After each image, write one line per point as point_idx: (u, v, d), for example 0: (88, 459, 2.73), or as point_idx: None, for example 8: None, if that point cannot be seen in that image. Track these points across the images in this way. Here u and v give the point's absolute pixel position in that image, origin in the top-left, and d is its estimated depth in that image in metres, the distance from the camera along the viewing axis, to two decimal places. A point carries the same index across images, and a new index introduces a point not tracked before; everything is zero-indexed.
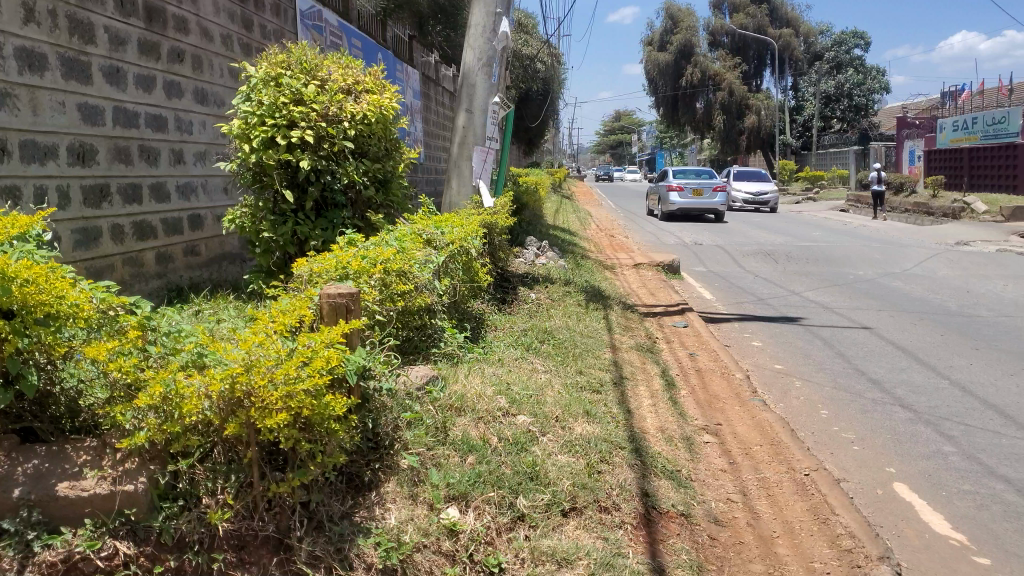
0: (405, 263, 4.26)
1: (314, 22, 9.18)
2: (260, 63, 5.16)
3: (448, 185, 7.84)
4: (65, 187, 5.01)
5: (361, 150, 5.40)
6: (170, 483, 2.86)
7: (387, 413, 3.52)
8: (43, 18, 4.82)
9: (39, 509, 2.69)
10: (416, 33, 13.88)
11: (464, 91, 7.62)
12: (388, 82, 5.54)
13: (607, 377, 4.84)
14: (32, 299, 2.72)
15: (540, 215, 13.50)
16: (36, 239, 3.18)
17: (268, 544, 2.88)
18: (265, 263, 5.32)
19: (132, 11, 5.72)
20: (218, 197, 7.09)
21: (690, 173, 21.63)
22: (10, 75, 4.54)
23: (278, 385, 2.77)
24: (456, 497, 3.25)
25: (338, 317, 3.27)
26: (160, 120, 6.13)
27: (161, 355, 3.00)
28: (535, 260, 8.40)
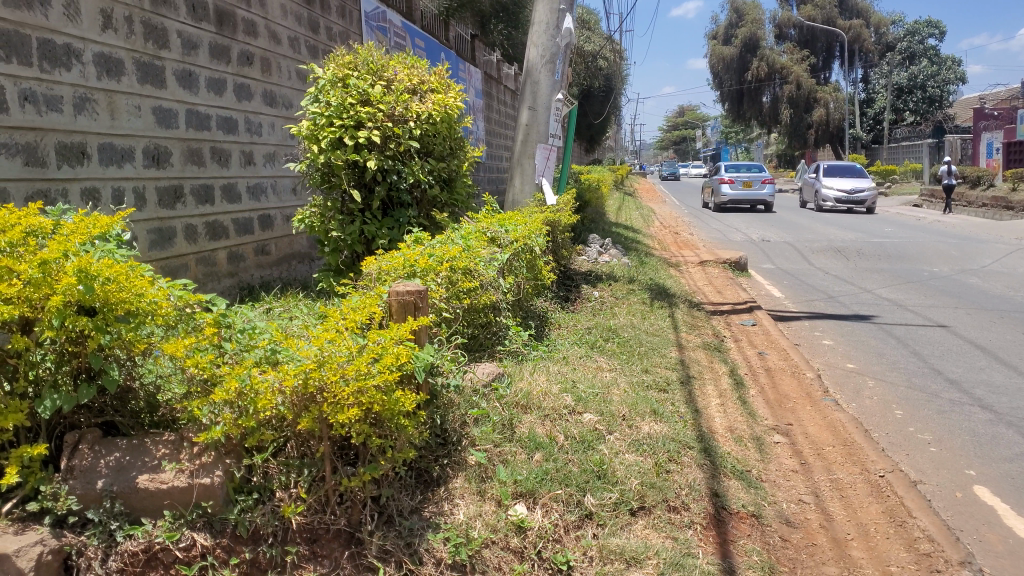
0: (470, 261, 4.27)
1: (379, 23, 9.28)
2: (328, 64, 5.22)
3: (511, 183, 7.85)
4: (141, 188, 5.15)
5: (426, 150, 5.44)
6: (245, 477, 2.93)
7: (454, 409, 3.55)
8: (120, 24, 4.97)
9: (121, 500, 2.78)
10: (477, 33, 13.93)
11: (528, 88, 7.61)
12: (453, 81, 5.56)
13: (673, 377, 4.78)
14: (114, 297, 2.81)
15: (603, 212, 13.42)
16: (116, 239, 3.26)
17: (340, 538, 2.94)
18: (333, 262, 5.40)
19: (204, 16, 5.86)
20: (287, 197, 7.23)
21: (743, 168, 22.39)
22: (90, 80, 4.69)
23: (349, 380, 2.82)
24: (524, 494, 3.25)
25: (407, 314, 3.30)
26: (231, 122, 6.28)
27: (236, 352, 3.07)
28: (598, 257, 8.36)
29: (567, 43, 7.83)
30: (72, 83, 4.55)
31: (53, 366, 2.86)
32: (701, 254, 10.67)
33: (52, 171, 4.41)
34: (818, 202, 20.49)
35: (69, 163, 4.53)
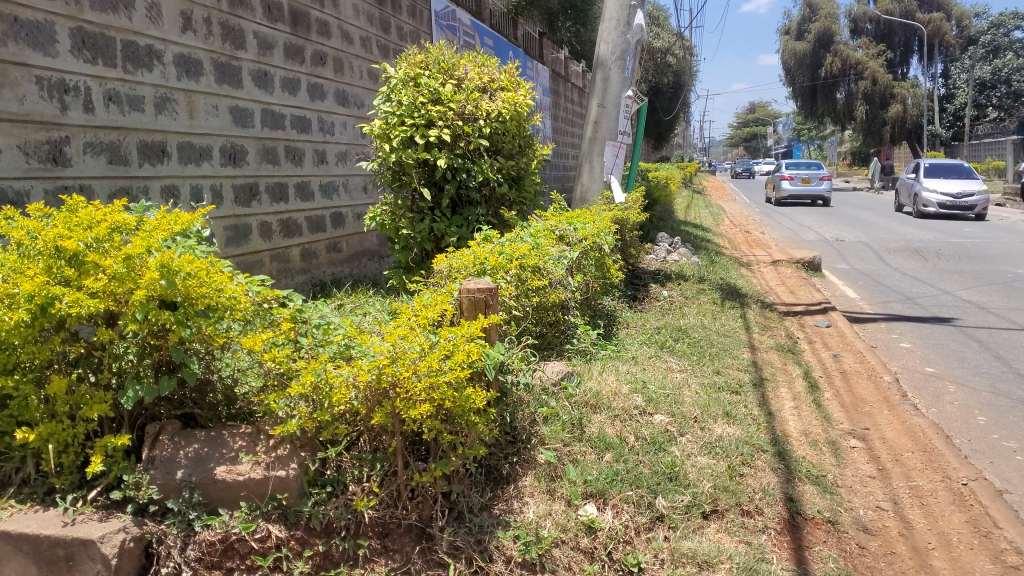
0: (539, 259, 4.26)
1: (448, 22, 9.33)
2: (400, 64, 5.27)
3: (579, 180, 7.82)
4: (218, 187, 5.28)
5: (496, 148, 5.43)
6: (319, 470, 2.97)
7: (523, 408, 3.55)
8: (199, 25, 5.08)
9: (200, 491, 2.85)
10: (545, 31, 13.93)
11: (597, 85, 7.55)
12: (523, 79, 5.55)
13: (746, 379, 4.70)
14: (194, 292, 2.89)
15: (671, 210, 13.29)
16: (197, 235, 3.33)
17: (411, 533, 2.96)
18: (403, 259, 5.44)
19: (279, 17, 5.97)
20: (359, 195, 7.33)
21: (802, 165, 23.22)
22: (170, 81, 4.82)
23: (422, 376, 2.83)
24: (594, 495, 3.23)
25: (477, 312, 3.30)
26: (304, 122, 6.38)
27: (312, 347, 3.11)
28: (668, 256, 8.28)
29: (638, 39, 7.74)
30: (154, 84, 4.68)
31: (136, 359, 2.95)
32: (773, 254, 10.39)
33: (134, 169, 4.53)
34: (918, 206, 18.16)
35: (150, 161, 4.66)
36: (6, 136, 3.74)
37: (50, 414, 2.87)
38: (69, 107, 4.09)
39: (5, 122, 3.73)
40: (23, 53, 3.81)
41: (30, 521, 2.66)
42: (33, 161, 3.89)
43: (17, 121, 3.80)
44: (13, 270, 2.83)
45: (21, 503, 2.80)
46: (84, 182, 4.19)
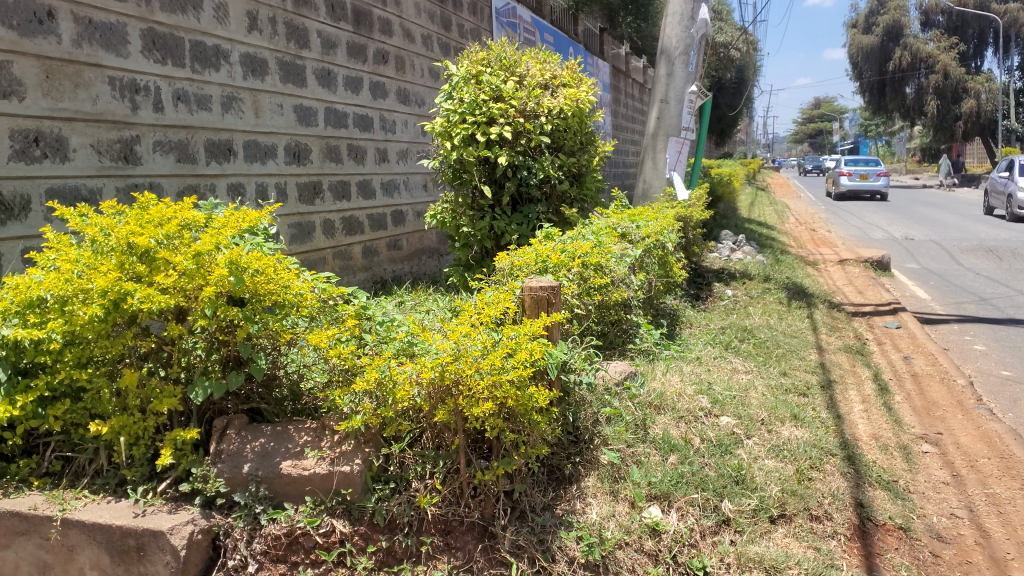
0: (602, 257, 4.21)
1: (509, 19, 9.34)
2: (462, 62, 5.28)
3: (641, 176, 7.75)
4: (283, 184, 5.36)
5: (557, 145, 5.39)
6: (382, 466, 3.00)
7: (586, 408, 3.51)
8: (265, 25, 5.15)
9: (266, 485, 2.88)
10: (605, 27, 13.86)
11: (660, 81, 7.46)
12: (585, 76, 5.51)
13: (814, 380, 4.58)
14: (262, 288, 2.95)
15: (734, 207, 13.09)
16: (264, 233, 3.37)
17: (473, 531, 2.95)
18: (464, 257, 5.46)
19: (342, 16, 6.02)
20: (419, 193, 7.36)
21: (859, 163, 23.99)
22: (236, 80, 4.90)
23: (484, 374, 2.82)
24: (658, 497, 3.19)
25: (540, 310, 3.24)
26: (367, 120, 6.44)
27: (376, 344, 3.14)
28: (731, 255, 8.15)
29: (702, 33, 7.64)
30: (221, 83, 4.76)
31: (204, 354, 3.01)
32: (841, 254, 10.04)
33: (202, 167, 4.62)
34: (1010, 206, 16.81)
35: (217, 160, 4.74)
36: (80, 135, 3.84)
37: (121, 407, 2.95)
38: (140, 107, 4.17)
39: (79, 122, 3.83)
40: (97, 54, 3.91)
41: (103, 512, 2.73)
42: (106, 159, 3.98)
43: (91, 120, 3.89)
44: (88, 266, 2.91)
45: (94, 493, 2.88)
46: (153, 180, 4.28)
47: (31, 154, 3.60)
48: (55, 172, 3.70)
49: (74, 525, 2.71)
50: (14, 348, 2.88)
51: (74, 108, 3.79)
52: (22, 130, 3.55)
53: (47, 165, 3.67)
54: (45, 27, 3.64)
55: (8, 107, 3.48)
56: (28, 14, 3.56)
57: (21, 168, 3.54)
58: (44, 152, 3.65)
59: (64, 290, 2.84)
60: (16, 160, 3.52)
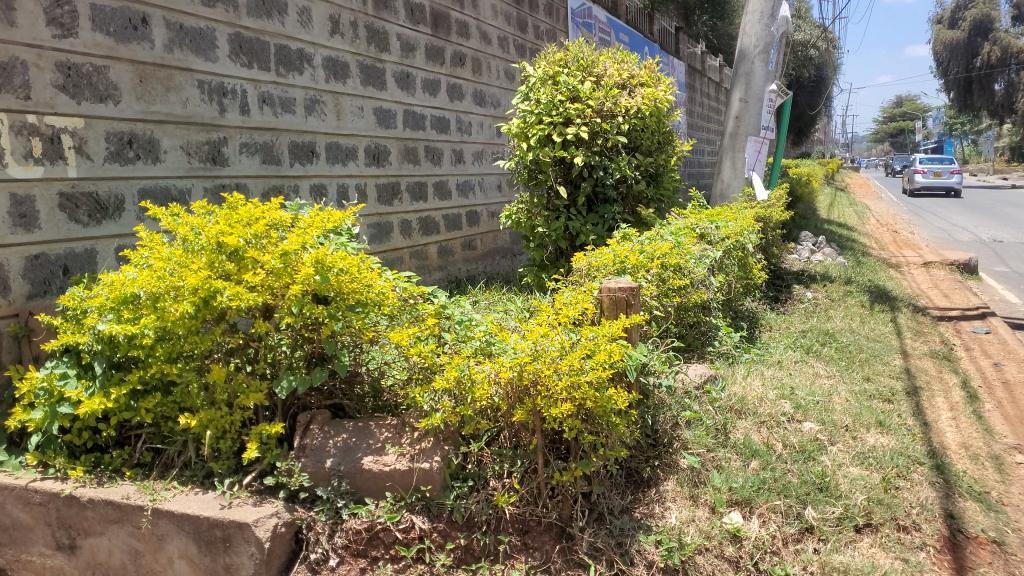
0: (681, 258, 4.15)
1: (585, 19, 9.32)
2: (539, 62, 5.29)
3: (720, 176, 7.63)
4: (362, 185, 5.45)
5: (634, 144, 5.35)
6: (461, 464, 3.04)
7: (666, 410, 3.48)
8: (346, 29, 5.25)
9: (347, 480, 2.94)
10: (681, 26, 13.74)
11: (739, 80, 7.34)
12: (663, 75, 5.45)
13: (899, 386, 4.45)
14: (346, 287, 3.03)
15: (813, 208, 12.81)
16: (347, 233, 3.43)
17: (551, 531, 2.96)
18: (538, 257, 5.48)
19: (421, 19, 6.09)
20: (494, 194, 7.40)
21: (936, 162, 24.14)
22: (319, 83, 5.00)
23: (563, 375, 2.82)
24: (740, 503, 3.14)
25: (618, 311, 3.20)
26: (443, 122, 6.50)
27: (455, 343, 3.17)
28: (811, 258, 7.98)
29: (782, 31, 7.49)
30: (304, 86, 4.87)
31: (289, 351, 3.11)
32: (925, 254, 10.02)
33: (286, 168, 4.73)
34: None
35: (300, 161, 4.86)
36: (171, 137, 3.97)
37: (209, 401, 3.03)
38: (227, 110, 4.29)
39: (170, 124, 3.96)
40: (187, 59, 4.03)
41: (191, 503, 2.81)
42: (194, 160, 4.10)
43: (181, 122, 4.02)
44: (180, 264, 3.00)
45: (183, 485, 2.96)
46: (239, 180, 4.40)
47: (126, 155, 3.72)
48: (147, 173, 3.83)
49: (163, 515, 2.79)
50: (108, 343, 3.03)
51: (165, 111, 3.92)
52: (117, 132, 3.67)
53: (139, 166, 3.79)
54: (139, 33, 3.77)
55: (105, 110, 3.61)
56: (124, 21, 3.69)
57: (116, 169, 3.67)
58: (137, 154, 3.78)
59: (157, 287, 2.95)
60: (111, 161, 3.64)
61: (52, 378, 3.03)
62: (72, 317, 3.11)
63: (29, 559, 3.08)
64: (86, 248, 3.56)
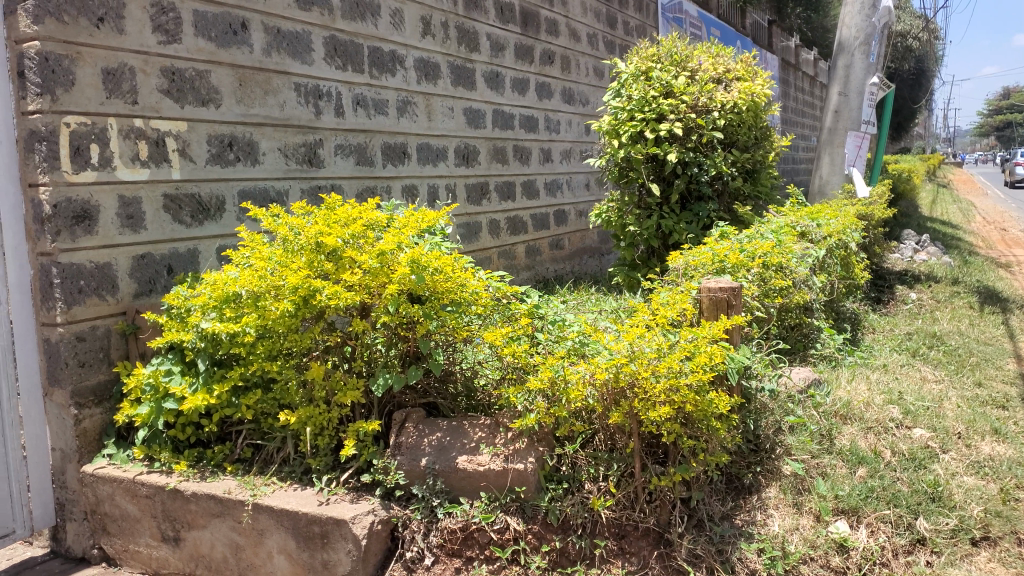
0: (783, 257, 4.03)
1: (675, 15, 9.17)
2: (631, 58, 5.23)
3: (818, 172, 7.39)
4: (452, 185, 5.48)
5: (730, 140, 5.23)
6: (555, 466, 2.98)
7: (768, 415, 3.36)
8: (438, 30, 5.28)
9: (442, 479, 2.93)
10: (773, 19, 13.44)
11: (838, 73, 7.13)
12: (760, 69, 5.33)
13: (1015, 392, 4.21)
14: (441, 286, 3.03)
15: (914, 205, 12.31)
16: (440, 233, 3.44)
17: (649, 537, 2.89)
18: (629, 256, 5.41)
19: (510, 18, 6.08)
20: (582, 193, 7.35)
21: None
22: (411, 84, 5.04)
23: (661, 377, 2.75)
24: (846, 511, 3.03)
25: (719, 312, 3.08)
26: (532, 121, 6.48)
27: (548, 343, 3.14)
28: (912, 257, 7.68)
29: (884, 21, 7.23)
30: (396, 88, 4.91)
31: (385, 349, 3.14)
32: None
33: (379, 169, 4.79)
34: None
35: (393, 162, 4.91)
36: (269, 139, 4.05)
37: (308, 398, 3.09)
38: (323, 112, 4.36)
39: (269, 127, 4.04)
40: (284, 62, 4.10)
41: (291, 498, 2.85)
42: (292, 162, 4.18)
43: (279, 125, 4.09)
44: (281, 264, 3.06)
45: (282, 480, 3.01)
46: (335, 181, 4.47)
47: (226, 158, 3.80)
48: (246, 174, 3.91)
49: (264, 510, 2.84)
50: (211, 341, 3.12)
51: (264, 114, 4.00)
52: (218, 135, 3.76)
53: (239, 168, 3.88)
54: (239, 37, 3.85)
55: (206, 114, 3.69)
56: (224, 26, 3.78)
57: (217, 171, 3.76)
58: (237, 156, 3.86)
59: (258, 287, 3.02)
60: (213, 164, 3.73)
61: (158, 375, 3.13)
62: (176, 315, 3.22)
63: (136, 550, 3.17)
64: (189, 248, 3.65)
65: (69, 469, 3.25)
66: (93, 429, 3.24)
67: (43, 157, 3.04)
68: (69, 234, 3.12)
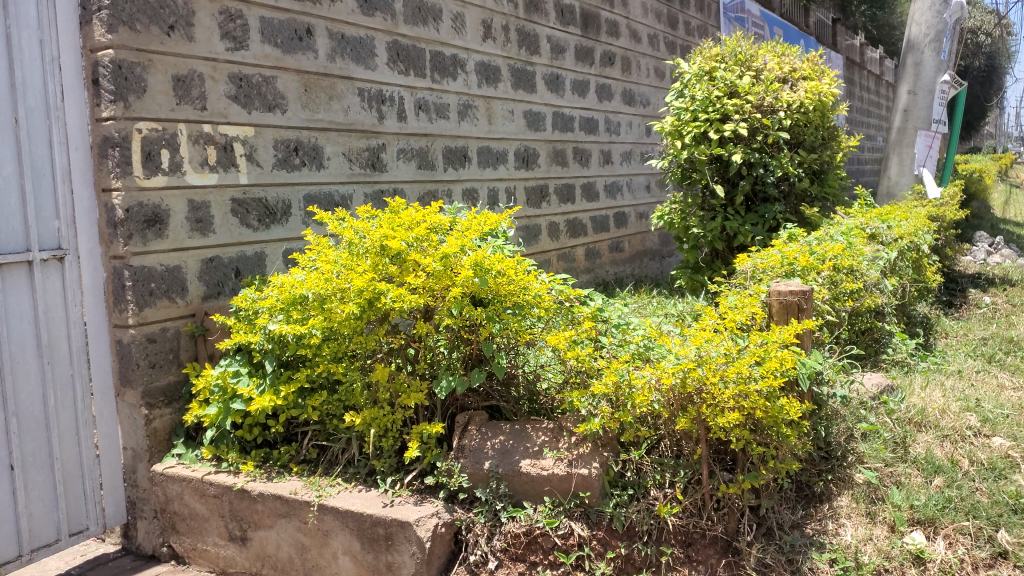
0: (854, 259, 3.93)
1: (737, 14, 9.04)
2: (695, 58, 5.18)
3: (886, 173, 7.27)
4: (512, 188, 5.47)
5: (797, 141, 5.15)
6: (619, 472, 2.93)
7: (839, 422, 3.30)
8: (498, 33, 5.29)
9: (505, 482, 2.91)
10: (838, 17, 13.20)
11: (907, 71, 6.96)
12: (828, 67, 5.23)
13: None
14: (503, 289, 3.02)
15: (986, 206, 11.92)
16: (503, 235, 3.43)
17: (717, 545, 2.85)
18: (692, 259, 5.34)
19: (571, 20, 6.07)
20: (642, 195, 7.28)
21: None
22: (472, 88, 5.06)
23: (730, 384, 2.70)
24: (922, 522, 2.96)
25: (789, 316, 3.03)
26: (592, 123, 6.45)
27: (613, 346, 3.10)
28: (985, 261, 7.45)
29: (955, 17, 7.04)
30: (457, 91, 4.93)
31: (447, 351, 3.14)
32: None
33: (440, 173, 4.81)
34: None
35: (453, 166, 4.93)
36: (334, 144, 4.09)
37: (372, 400, 3.09)
38: (386, 117, 4.40)
39: (333, 131, 4.08)
40: (348, 67, 4.14)
41: (355, 500, 2.87)
42: (356, 166, 4.22)
43: (343, 130, 4.13)
44: (346, 267, 3.09)
45: (348, 481, 3.03)
46: (397, 185, 4.50)
47: (292, 162, 3.85)
48: (311, 179, 3.96)
49: (329, 511, 2.87)
50: (278, 342, 3.18)
51: (328, 119, 4.04)
52: (284, 140, 3.81)
53: (305, 172, 3.92)
54: (304, 43, 3.90)
55: (273, 119, 3.75)
56: (290, 33, 3.82)
57: (283, 175, 3.80)
58: (303, 161, 3.91)
59: (324, 289, 3.05)
60: (278, 168, 3.78)
61: (226, 376, 3.19)
62: (243, 317, 3.26)
63: (204, 548, 3.21)
64: (256, 251, 3.70)
65: (139, 468, 3.31)
66: (163, 428, 3.31)
67: (116, 163, 3.12)
68: (141, 237, 3.19)
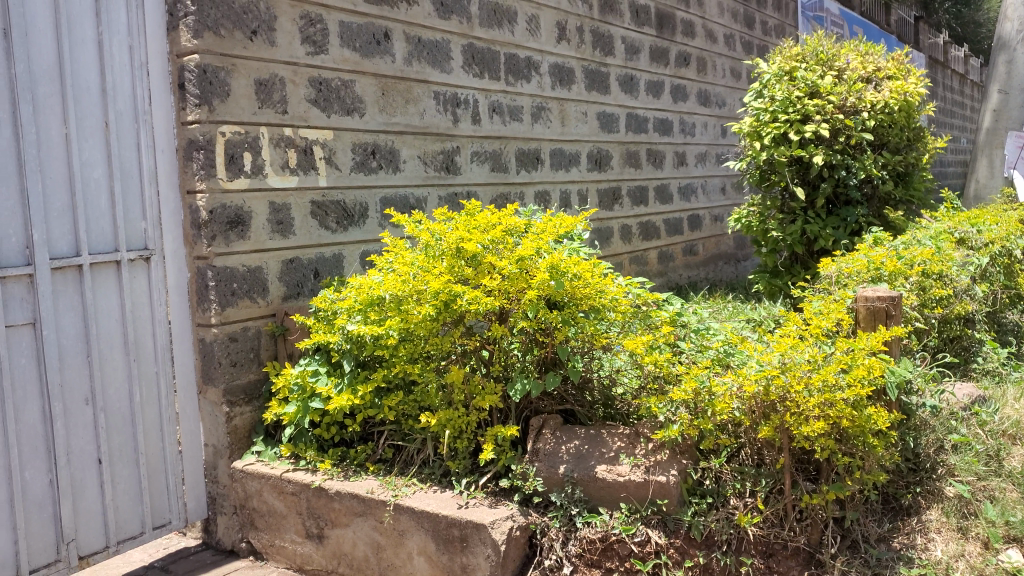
0: (944, 264, 3.78)
1: (816, 13, 8.87)
2: (773, 58, 5.10)
3: (974, 176, 7.02)
4: (584, 190, 5.45)
5: (880, 141, 5.01)
6: (698, 480, 2.88)
7: (928, 432, 3.17)
8: (573, 35, 5.28)
9: (581, 487, 2.86)
10: (920, 15, 12.82)
11: (999, 72, 6.77)
12: (913, 66, 5.07)
13: None
14: (579, 292, 3.01)
15: None
16: (578, 237, 3.39)
17: (799, 556, 2.78)
18: (770, 263, 5.26)
19: (646, 20, 6.02)
20: (717, 197, 7.17)
21: None
22: (546, 90, 5.05)
23: (815, 391, 2.65)
24: (1019, 539, 2.85)
25: (876, 323, 2.94)
26: (667, 124, 6.37)
27: (691, 351, 3.07)
28: None
29: None
30: (531, 93, 4.93)
31: (522, 354, 3.12)
32: None
33: (512, 175, 4.81)
34: None
35: (526, 168, 4.92)
36: (410, 147, 4.12)
37: (447, 401, 3.10)
38: (461, 119, 4.42)
39: (409, 134, 4.11)
40: (424, 71, 4.17)
41: (430, 501, 2.88)
42: (430, 169, 4.24)
43: (418, 133, 4.16)
44: (423, 268, 3.10)
45: (424, 481, 3.04)
46: (471, 188, 4.52)
47: (369, 166, 3.89)
48: (388, 182, 3.99)
49: (405, 511, 2.89)
50: (356, 343, 3.21)
51: (405, 122, 4.07)
52: (362, 143, 3.85)
53: (382, 175, 3.96)
54: (382, 47, 3.94)
55: (351, 123, 3.79)
56: (368, 37, 3.86)
57: (361, 178, 3.84)
58: (380, 164, 3.95)
59: (402, 291, 3.08)
60: (357, 171, 3.82)
61: (305, 375, 3.24)
62: (323, 317, 3.32)
63: (282, 545, 3.26)
64: (335, 253, 3.75)
65: (220, 464, 3.38)
66: (243, 426, 3.38)
67: (200, 165, 3.19)
68: (224, 238, 3.26)
